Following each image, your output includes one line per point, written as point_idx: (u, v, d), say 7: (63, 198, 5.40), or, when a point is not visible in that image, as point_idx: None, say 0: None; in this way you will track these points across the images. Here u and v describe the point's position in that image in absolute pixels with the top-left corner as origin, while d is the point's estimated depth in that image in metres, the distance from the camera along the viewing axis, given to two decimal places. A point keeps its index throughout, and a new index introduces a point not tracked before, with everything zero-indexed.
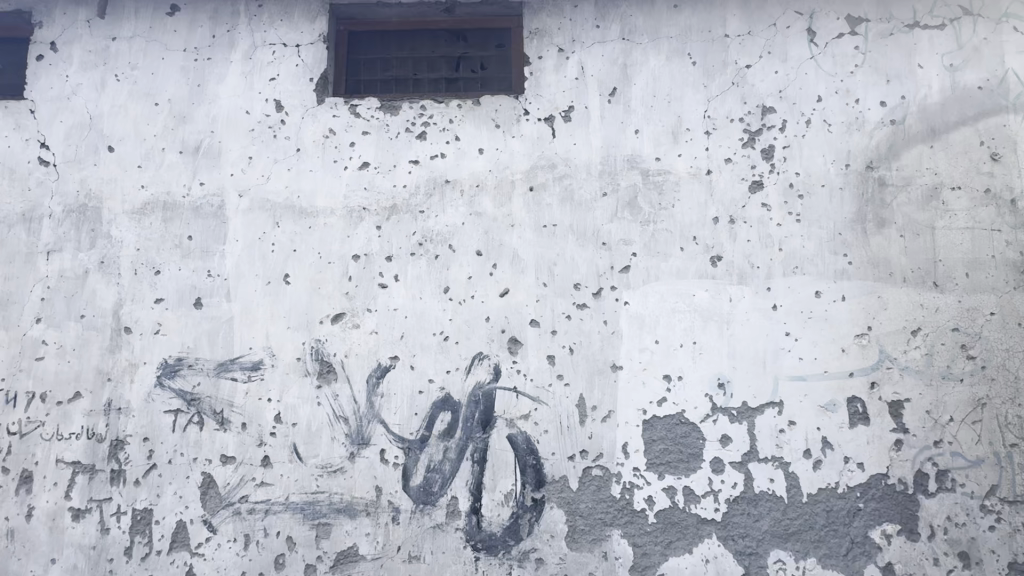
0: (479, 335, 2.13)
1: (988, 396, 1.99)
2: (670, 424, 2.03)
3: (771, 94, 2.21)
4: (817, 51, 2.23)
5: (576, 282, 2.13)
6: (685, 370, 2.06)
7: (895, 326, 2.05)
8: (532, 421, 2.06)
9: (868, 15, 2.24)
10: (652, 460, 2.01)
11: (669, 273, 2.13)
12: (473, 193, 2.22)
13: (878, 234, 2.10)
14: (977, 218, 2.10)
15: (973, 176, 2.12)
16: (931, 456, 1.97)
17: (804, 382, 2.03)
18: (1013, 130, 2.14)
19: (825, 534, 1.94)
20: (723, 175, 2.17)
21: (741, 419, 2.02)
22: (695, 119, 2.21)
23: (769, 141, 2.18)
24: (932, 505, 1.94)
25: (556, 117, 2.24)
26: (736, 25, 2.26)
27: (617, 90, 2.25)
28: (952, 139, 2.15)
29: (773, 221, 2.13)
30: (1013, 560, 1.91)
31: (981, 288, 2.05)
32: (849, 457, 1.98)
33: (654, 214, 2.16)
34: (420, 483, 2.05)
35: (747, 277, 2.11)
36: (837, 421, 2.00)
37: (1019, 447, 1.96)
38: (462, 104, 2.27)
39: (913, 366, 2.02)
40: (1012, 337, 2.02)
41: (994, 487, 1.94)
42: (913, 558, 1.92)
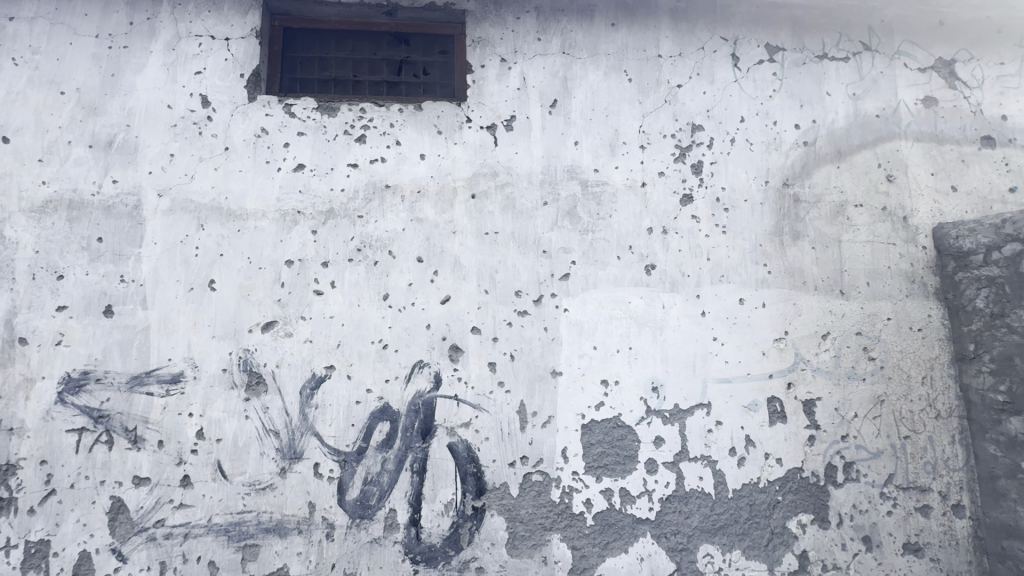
0: (419, 342, 2.10)
1: (885, 393, 2.21)
2: (607, 428, 2.09)
3: (700, 113, 2.35)
4: (740, 74, 2.40)
5: (517, 289, 2.16)
6: (621, 375, 2.13)
7: (808, 331, 2.22)
8: (473, 429, 2.05)
9: (784, 44, 2.44)
10: (590, 463, 2.06)
11: (607, 281, 2.20)
12: (414, 198, 2.19)
13: (793, 246, 2.28)
14: (876, 233, 2.33)
15: (873, 194, 2.36)
16: (839, 449, 2.15)
17: (729, 384, 2.16)
18: (904, 155, 2.40)
19: (748, 527, 2.07)
20: (657, 187, 2.27)
21: (673, 421, 2.12)
22: (631, 133, 2.31)
23: (698, 156, 2.31)
24: (840, 494, 2.12)
25: (498, 126, 2.26)
26: (668, 46, 2.39)
27: (557, 101, 2.31)
28: (855, 160, 2.38)
29: (702, 232, 2.26)
30: (908, 541, 2.12)
31: (879, 295, 2.28)
32: (770, 453, 2.12)
33: (593, 223, 2.23)
34: (357, 496, 1.99)
35: (678, 285, 2.22)
36: (758, 419, 2.14)
37: (912, 439, 2.18)
38: (404, 108, 2.24)
39: (824, 367, 2.20)
40: (905, 339, 2.25)
41: (891, 475, 2.15)
42: (824, 545, 2.09)
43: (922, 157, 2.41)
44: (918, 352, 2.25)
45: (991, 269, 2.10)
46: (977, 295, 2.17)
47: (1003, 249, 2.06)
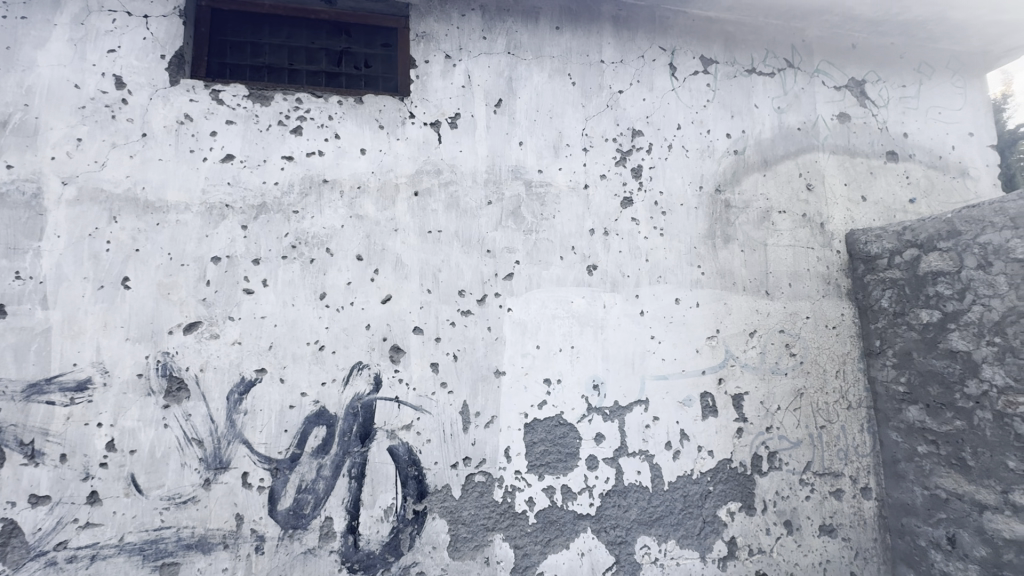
0: (358, 343, 2.03)
1: (805, 387, 2.37)
2: (549, 426, 2.11)
3: (640, 119, 2.42)
4: (677, 84, 2.50)
5: (460, 289, 2.13)
6: (564, 373, 2.16)
7: (737, 329, 2.35)
8: (414, 431, 2.01)
9: (717, 57, 2.57)
10: (532, 462, 2.07)
11: (550, 281, 2.22)
12: (354, 193, 2.12)
13: (724, 249, 2.41)
14: (798, 238, 2.50)
15: (794, 202, 2.53)
16: (764, 440, 2.29)
17: (666, 381, 2.25)
18: (822, 166, 2.60)
19: (682, 518, 2.16)
20: (599, 189, 2.33)
21: (612, 418, 2.17)
22: (574, 136, 2.35)
23: (638, 161, 2.39)
24: (765, 482, 2.26)
25: (442, 123, 2.23)
26: (610, 52, 2.45)
27: (502, 101, 2.31)
28: (779, 170, 2.55)
29: (641, 234, 2.33)
30: (823, 523, 2.29)
31: (800, 295, 2.45)
32: (702, 446, 2.22)
33: (537, 223, 2.25)
34: (290, 505, 1.89)
35: (619, 286, 2.28)
36: (692, 414, 2.24)
37: (827, 428, 2.36)
38: (343, 100, 2.16)
39: (751, 363, 2.34)
40: (821, 336, 2.43)
41: (809, 462, 2.32)
42: (751, 531, 2.21)
43: (836, 168, 2.61)
44: (833, 348, 2.43)
45: (894, 271, 2.32)
46: (881, 295, 2.38)
47: (903, 253, 2.27)
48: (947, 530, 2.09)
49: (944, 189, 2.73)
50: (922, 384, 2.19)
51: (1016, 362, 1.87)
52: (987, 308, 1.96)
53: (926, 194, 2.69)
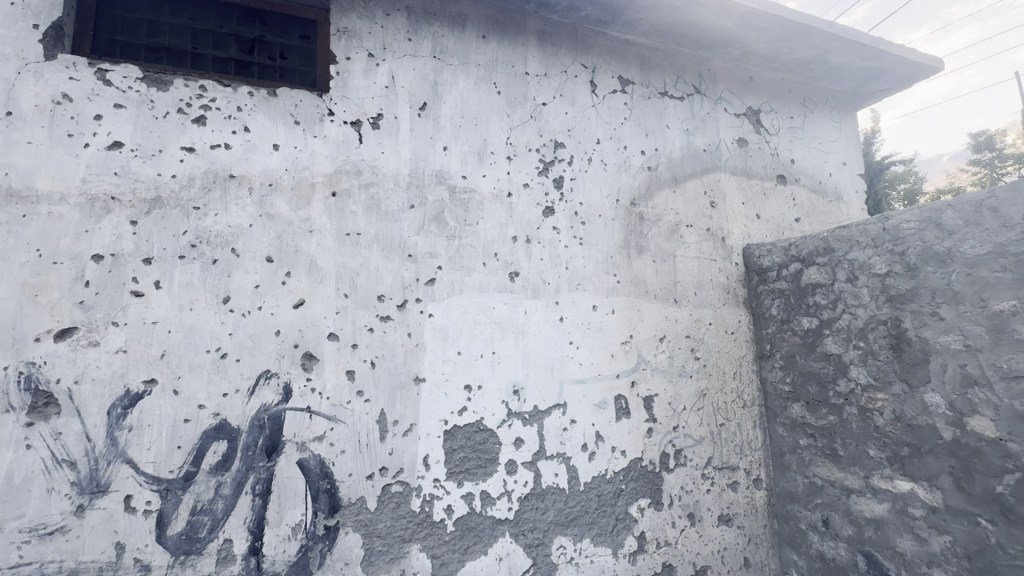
0: (266, 350, 1.90)
1: (707, 388, 2.57)
2: (469, 432, 2.11)
3: (562, 131, 2.51)
4: (597, 100, 2.62)
5: (379, 293, 2.08)
6: (484, 379, 2.17)
7: (649, 334, 2.50)
8: (327, 442, 1.92)
9: (634, 79, 2.73)
10: (452, 469, 2.05)
11: (472, 287, 2.23)
12: (264, 191, 1.99)
13: (638, 259, 2.55)
14: (703, 250, 2.71)
15: (700, 217, 2.74)
16: (671, 438, 2.44)
17: (583, 385, 2.33)
18: (724, 186, 2.84)
19: (596, 516, 2.24)
20: (522, 198, 2.37)
21: (532, 422, 2.21)
22: (499, 144, 2.38)
23: (560, 172, 2.47)
24: (672, 478, 2.41)
25: (363, 122, 2.17)
26: (535, 65, 2.52)
27: (427, 105, 2.28)
28: (687, 187, 2.75)
29: (561, 243, 2.41)
30: (722, 514, 2.48)
31: (704, 303, 2.65)
32: (615, 446, 2.33)
33: (460, 229, 2.24)
34: (183, 529, 1.73)
35: (540, 292, 2.33)
36: (606, 416, 2.34)
37: (726, 426, 2.57)
38: (255, 92, 2.03)
39: (661, 366, 2.50)
40: (722, 341, 2.65)
41: (710, 458, 2.51)
42: (658, 525, 2.35)
43: (736, 188, 2.87)
44: (731, 351, 2.66)
45: (781, 283, 2.58)
46: (772, 304, 2.64)
47: (789, 267, 2.54)
48: (823, 513, 2.35)
49: (823, 210, 3.09)
50: (803, 383, 2.45)
51: (875, 364, 2.12)
52: (854, 316, 2.21)
53: (809, 214, 3.04)
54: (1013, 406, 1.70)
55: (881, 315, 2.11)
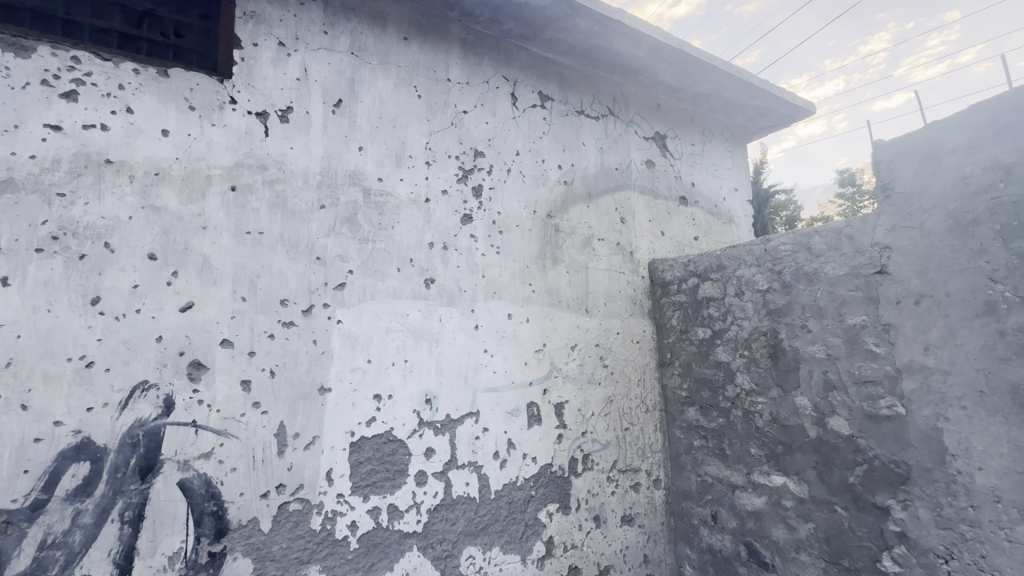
0: (145, 358, 1.70)
1: (614, 394, 2.70)
2: (377, 443, 2.03)
3: (482, 141, 2.53)
4: (517, 113, 2.68)
5: (282, 297, 1.94)
6: (395, 388, 2.11)
7: (561, 343, 2.58)
8: (215, 460, 1.74)
9: (553, 95, 2.83)
10: (357, 483, 1.96)
11: (385, 292, 2.16)
12: (149, 180, 1.78)
13: (553, 269, 2.63)
14: (613, 263, 2.86)
15: (611, 231, 2.90)
16: (579, 444, 2.53)
17: (496, 393, 2.34)
18: (633, 203, 3.03)
19: (506, 524, 2.25)
20: (440, 205, 2.35)
21: (444, 431, 2.18)
22: (418, 148, 2.35)
23: (479, 180, 2.48)
24: (579, 482, 2.49)
25: (271, 114, 2.03)
26: (457, 73, 2.52)
27: (342, 102, 2.19)
28: (600, 203, 2.89)
29: (479, 251, 2.41)
30: (625, 514, 2.61)
31: (612, 314, 2.79)
32: (527, 453, 2.36)
33: (374, 233, 2.17)
34: (27, 568, 1.48)
35: (455, 300, 2.32)
36: (518, 424, 2.37)
37: (630, 430, 2.72)
38: (141, 70, 1.83)
39: (571, 374, 2.58)
40: (628, 350, 2.81)
41: (615, 461, 2.63)
42: (566, 528, 2.41)
43: (644, 206, 3.07)
44: (636, 360, 2.83)
45: (681, 296, 2.80)
46: (672, 315, 2.85)
47: (688, 281, 2.76)
48: (712, 508, 2.55)
49: (718, 231, 3.41)
50: (698, 389, 2.66)
51: (757, 370, 2.36)
52: (740, 327, 2.45)
53: (706, 234, 3.33)
54: (862, 406, 1.96)
55: (763, 327, 2.35)
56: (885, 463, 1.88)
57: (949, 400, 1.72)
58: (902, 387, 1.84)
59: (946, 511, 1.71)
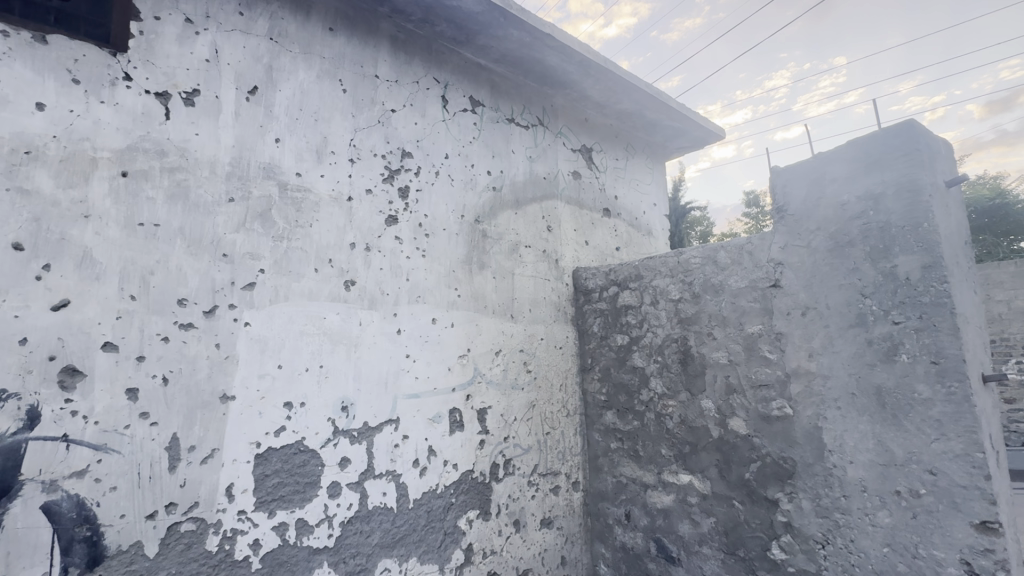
0: (3, 364, 1.47)
1: (536, 399, 2.75)
2: (286, 455, 1.90)
3: (410, 141, 2.48)
4: (447, 116, 2.66)
5: (180, 297, 1.77)
6: (309, 395, 1.99)
7: (486, 348, 2.58)
8: (91, 479, 1.54)
9: (484, 101, 2.84)
10: (262, 498, 1.82)
11: (301, 294, 2.04)
12: (17, 159, 1.55)
13: (479, 274, 2.63)
14: (539, 270, 2.91)
15: (538, 238, 2.95)
16: (501, 449, 2.55)
17: (418, 399, 2.29)
18: (559, 212, 3.11)
19: (424, 533, 2.20)
20: (363, 204, 2.27)
21: (360, 440, 2.09)
22: (341, 144, 2.25)
23: (405, 181, 2.43)
24: (500, 487, 2.50)
25: (173, 96, 1.85)
26: (386, 70, 2.46)
27: (257, 89, 2.05)
28: (527, 210, 2.94)
29: (403, 253, 2.36)
30: (544, 517, 2.65)
31: (537, 320, 2.84)
32: (448, 460, 2.33)
33: (289, 230, 2.05)
34: None
35: (377, 303, 2.24)
36: (440, 430, 2.33)
37: (551, 434, 2.77)
38: (11, 32, 1.59)
39: (495, 379, 2.59)
40: (551, 355, 2.87)
41: (536, 465, 2.67)
42: (485, 534, 2.41)
43: (569, 216, 3.16)
44: (558, 365, 2.89)
45: (602, 303, 2.91)
46: (594, 322, 2.96)
47: (609, 289, 2.88)
48: (626, 508, 2.66)
49: (637, 242, 3.59)
50: (615, 393, 2.78)
51: (669, 375, 2.50)
52: (655, 334, 2.59)
53: (626, 245, 3.49)
54: (757, 408, 2.14)
55: (674, 334, 2.50)
56: (775, 459, 2.06)
57: (828, 401, 1.92)
58: (791, 390, 2.04)
59: (824, 502, 1.91)
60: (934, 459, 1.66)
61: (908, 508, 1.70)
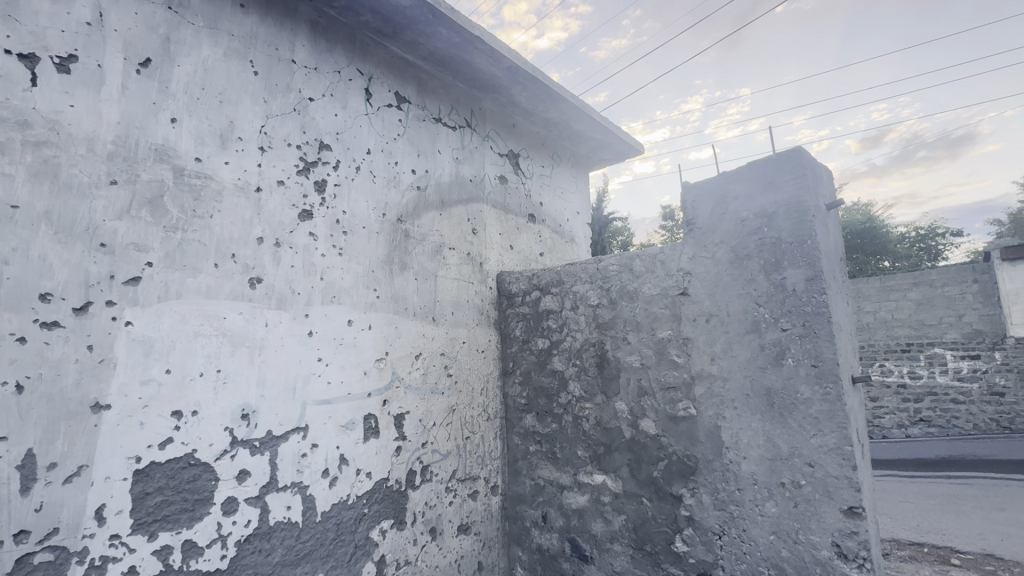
0: None
1: (456, 403, 2.71)
2: (173, 470, 1.71)
3: (329, 133, 2.35)
4: (370, 110, 2.56)
5: (44, 292, 1.53)
6: (203, 403, 1.81)
7: (405, 351, 2.50)
8: None
9: (410, 98, 2.77)
10: (141, 519, 1.62)
11: (197, 291, 1.85)
12: None
13: (400, 275, 2.55)
14: (462, 273, 2.88)
15: (462, 241, 2.92)
16: (418, 455, 2.48)
17: (329, 405, 2.17)
18: (485, 216, 3.10)
19: (332, 548, 2.08)
20: (273, 196, 2.11)
21: (262, 450, 1.94)
22: (250, 130, 2.08)
23: (322, 175, 2.30)
24: (416, 495, 2.43)
25: (43, 60, 1.61)
26: (304, 55, 2.31)
27: (151, 62, 1.84)
28: (452, 212, 2.90)
29: (318, 251, 2.22)
30: (461, 523, 2.62)
31: (459, 323, 2.81)
32: (360, 469, 2.23)
33: (185, 220, 1.85)
34: None
35: (286, 303, 2.09)
36: (353, 438, 2.22)
37: (470, 438, 2.75)
38: None
39: (414, 384, 2.52)
40: (472, 359, 2.85)
41: (454, 470, 2.63)
42: (399, 545, 2.32)
43: (495, 220, 3.17)
44: (479, 369, 2.88)
45: (524, 307, 2.94)
46: (516, 326, 2.98)
47: (531, 294, 2.92)
48: (542, 509, 2.70)
49: (560, 249, 3.68)
50: (535, 397, 2.81)
51: (586, 378, 2.58)
52: (574, 338, 2.65)
53: (550, 251, 3.57)
54: (665, 409, 2.26)
55: (592, 339, 2.58)
56: (680, 457, 2.19)
57: (727, 402, 2.07)
58: (695, 391, 2.17)
59: (721, 495, 2.05)
60: (813, 453, 1.84)
61: (791, 497, 1.87)
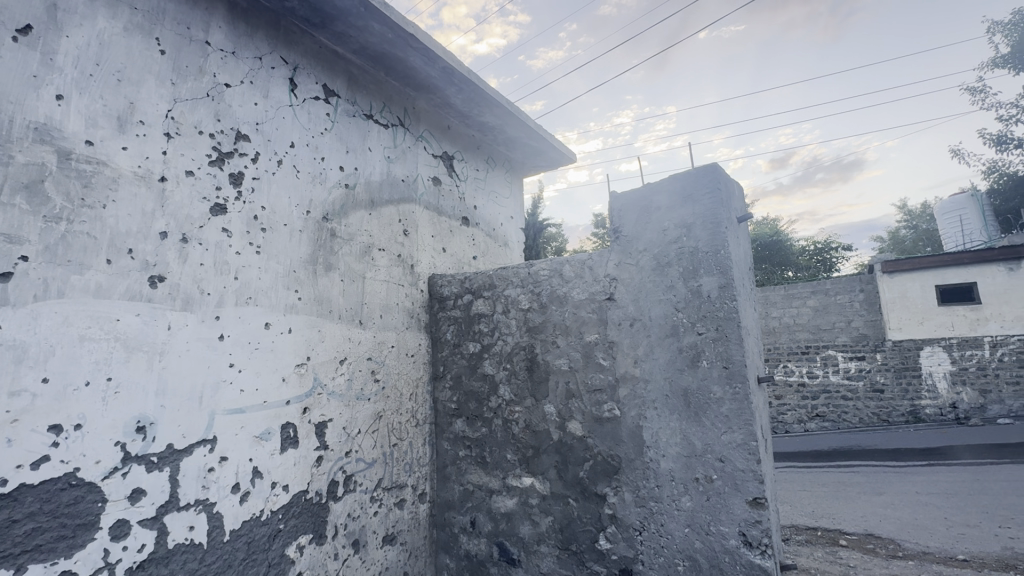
0: None
1: (384, 410, 2.62)
2: (49, 492, 1.50)
3: (247, 123, 2.20)
4: (295, 102, 2.43)
5: None
6: (88, 416, 1.61)
7: (328, 356, 2.39)
8: None
9: (339, 92, 2.66)
10: (5, 552, 1.41)
11: (85, 290, 1.65)
12: None
13: (324, 276, 2.43)
14: (392, 275, 2.80)
15: (392, 242, 2.84)
16: (341, 465, 2.37)
17: (241, 414, 2.01)
18: (417, 217, 3.04)
19: (242, 568, 1.93)
20: (181, 188, 1.94)
21: (161, 466, 1.76)
22: (154, 114, 1.90)
23: (239, 167, 2.14)
24: (338, 506, 2.32)
25: None
26: (220, 38, 2.15)
27: (32, 29, 1.62)
28: (383, 211, 2.82)
29: (232, 248, 2.07)
30: (386, 533, 2.53)
31: (388, 326, 2.73)
32: (276, 482, 2.09)
33: (71, 210, 1.64)
34: None
35: (193, 304, 1.92)
36: (268, 449, 2.08)
37: (398, 445, 2.67)
38: None
39: (337, 390, 2.41)
40: (401, 363, 2.77)
41: (380, 479, 2.54)
42: (319, 560, 2.20)
43: (427, 222, 3.11)
44: (408, 373, 2.81)
45: (456, 311, 2.91)
46: (447, 329, 2.95)
47: (463, 297, 2.90)
48: (471, 515, 2.68)
49: (493, 253, 3.69)
50: (465, 401, 2.79)
51: (516, 382, 2.59)
52: (505, 341, 2.67)
53: (483, 254, 3.56)
54: (592, 410, 2.32)
55: (522, 342, 2.61)
56: (604, 457, 2.26)
57: (648, 402, 2.17)
58: (619, 393, 2.26)
59: (642, 492, 2.14)
60: (723, 449, 1.97)
61: (704, 491, 1.99)
